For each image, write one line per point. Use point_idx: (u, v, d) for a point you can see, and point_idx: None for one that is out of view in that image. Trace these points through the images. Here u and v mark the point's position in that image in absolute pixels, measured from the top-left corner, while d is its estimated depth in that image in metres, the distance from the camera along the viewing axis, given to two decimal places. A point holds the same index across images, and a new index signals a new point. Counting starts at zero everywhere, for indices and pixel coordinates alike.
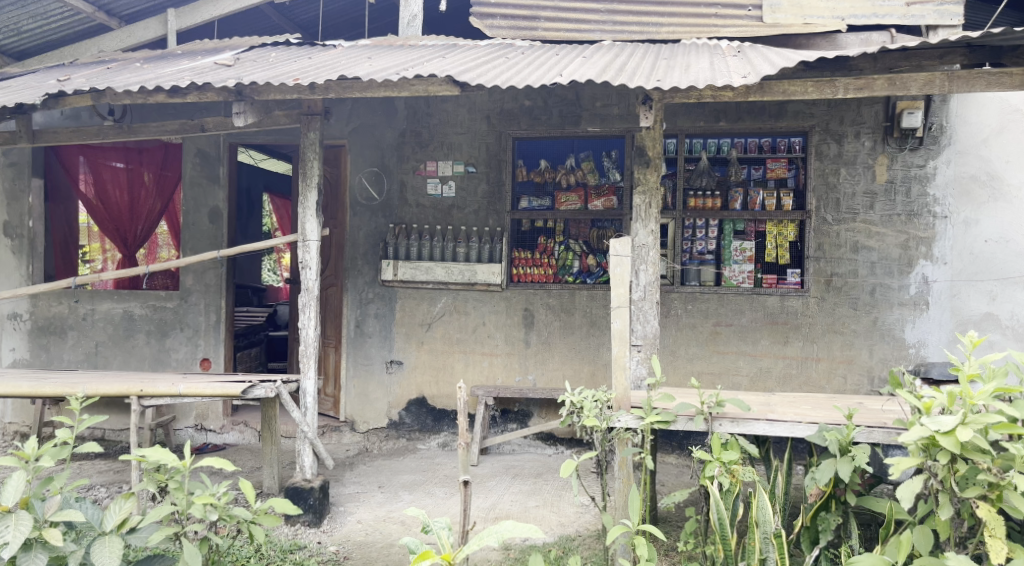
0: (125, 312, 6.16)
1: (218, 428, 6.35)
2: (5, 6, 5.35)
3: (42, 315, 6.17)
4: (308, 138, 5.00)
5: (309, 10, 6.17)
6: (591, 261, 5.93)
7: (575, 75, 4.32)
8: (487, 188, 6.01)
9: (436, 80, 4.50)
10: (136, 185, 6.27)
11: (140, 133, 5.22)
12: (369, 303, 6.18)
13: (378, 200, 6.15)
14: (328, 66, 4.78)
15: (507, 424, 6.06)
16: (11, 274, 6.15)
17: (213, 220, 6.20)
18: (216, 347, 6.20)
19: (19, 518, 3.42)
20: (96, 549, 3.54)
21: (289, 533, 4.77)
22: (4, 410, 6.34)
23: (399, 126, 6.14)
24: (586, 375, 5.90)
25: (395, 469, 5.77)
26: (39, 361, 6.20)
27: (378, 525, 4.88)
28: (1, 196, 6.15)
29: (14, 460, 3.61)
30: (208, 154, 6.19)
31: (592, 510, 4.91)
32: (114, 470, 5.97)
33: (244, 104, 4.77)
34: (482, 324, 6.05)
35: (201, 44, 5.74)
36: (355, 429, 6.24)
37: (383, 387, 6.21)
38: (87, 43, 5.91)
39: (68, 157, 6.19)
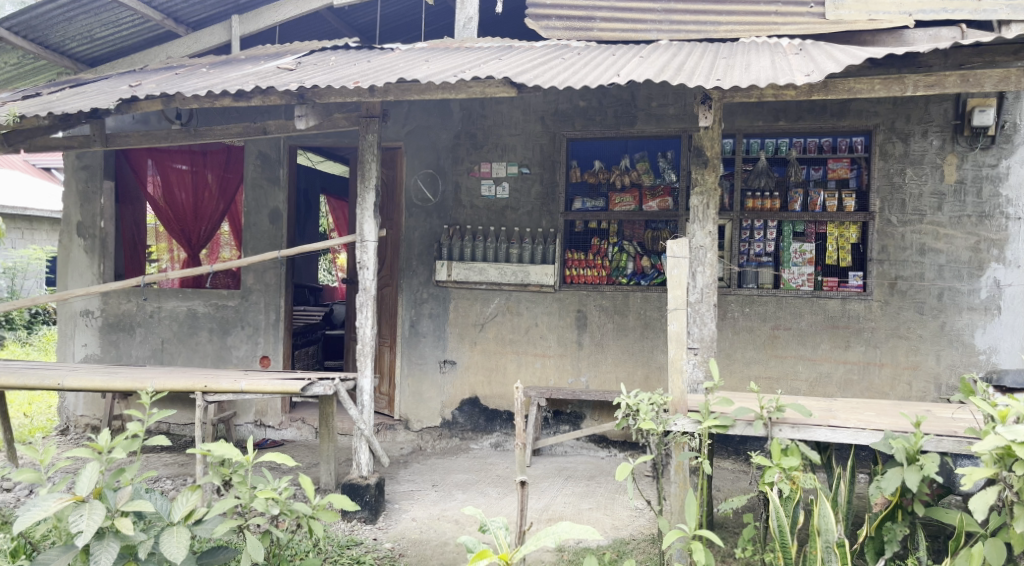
0: (189, 310, 6.35)
1: (277, 425, 6.49)
2: (78, 15, 5.56)
3: (112, 311, 6.42)
4: (367, 140, 5.08)
5: (367, 14, 6.28)
6: (645, 262, 5.88)
7: (632, 74, 4.30)
8: (541, 189, 6.01)
9: (493, 82, 4.53)
10: (200, 187, 6.48)
11: (206, 136, 5.37)
12: (423, 303, 6.24)
13: (433, 201, 6.21)
14: (386, 69, 4.86)
15: (560, 425, 6.05)
16: (84, 273, 6.41)
17: (273, 220, 6.29)
18: (275, 345, 6.31)
19: (93, 508, 3.56)
20: (164, 539, 3.66)
21: (346, 529, 4.85)
22: (76, 404, 6.59)
23: (454, 127, 6.19)
24: (640, 377, 5.86)
25: (448, 467, 5.82)
26: (109, 357, 6.45)
27: (432, 523, 4.92)
28: (75, 198, 6.40)
29: (88, 452, 3.76)
30: (269, 155, 6.29)
31: (647, 514, 4.87)
32: (179, 463, 6.16)
33: (306, 107, 4.87)
34: (535, 325, 6.05)
35: (263, 49, 5.88)
36: (409, 428, 6.31)
37: (437, 387, 6.26)
38: (155, 50, 6.15)
39: (137, 159, 6.44)
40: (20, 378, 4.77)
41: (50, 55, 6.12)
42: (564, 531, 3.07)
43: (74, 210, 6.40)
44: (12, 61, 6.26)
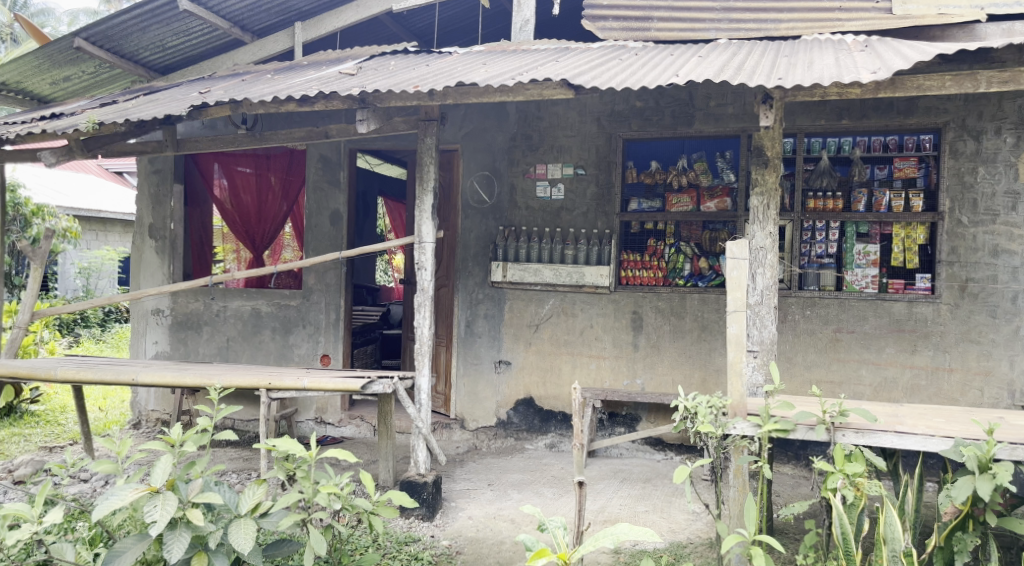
0: (253, 309, 6.55)
1: (337, 422, 6.63)
2: (152, 25, 5.79)
3: (181, 310, 6.66)
4: (425, 143, 5.16)
5: (425, 18, 6.37)
6: (703, 264, 5.81)
7: (691, 74, 4.27)
8: (597, 190, 6.00)
9: (551, 84, 4.54)
10: (264, 190, 6.67)
11: (270, 141, 5.50)
12: (479, 303, 6.30)
13: (488, 202, 6.26)
14: (445, 72, 4.91)
15: (615, 427, 6.03)
16: (155, 273, 6.66)
17: (334, 222, 6.43)
18: (335, 344, 6.45)
19: (166, 498, 3.71)
20: (232, 530, 3.79)
21: (404, 525, 4.93)
22: (147, 399, 6.85)
23: (510, 129, 6.23)
24: (697, 380, 5.79)
25: (504, 467, 5.86)
26: (178, 354, 6.69)
27: (488, 522, 4.97)
28: (148, 201, 6.67)
29: (162, 445, 3.92)
30: (330, 159, 6.43)
31: (705, 518, 4.82)
32: (243, 458, 6.36)
33: (367, 111, 4.95)
34: (590, 327, 6.05)
35: (325, 55, 6.02)
36: (465, 427, 6.37)
37: (492, 387, 6.31)
38: (222, 57, 6.37)
39: (205, 163, 6.69)
40: (97, 374, 4.98)
41: (125, 64, 6.39)
42: (623, 532, 3.08)
43: (147, 212, 6.67)
44: (90, 70, 6.56)
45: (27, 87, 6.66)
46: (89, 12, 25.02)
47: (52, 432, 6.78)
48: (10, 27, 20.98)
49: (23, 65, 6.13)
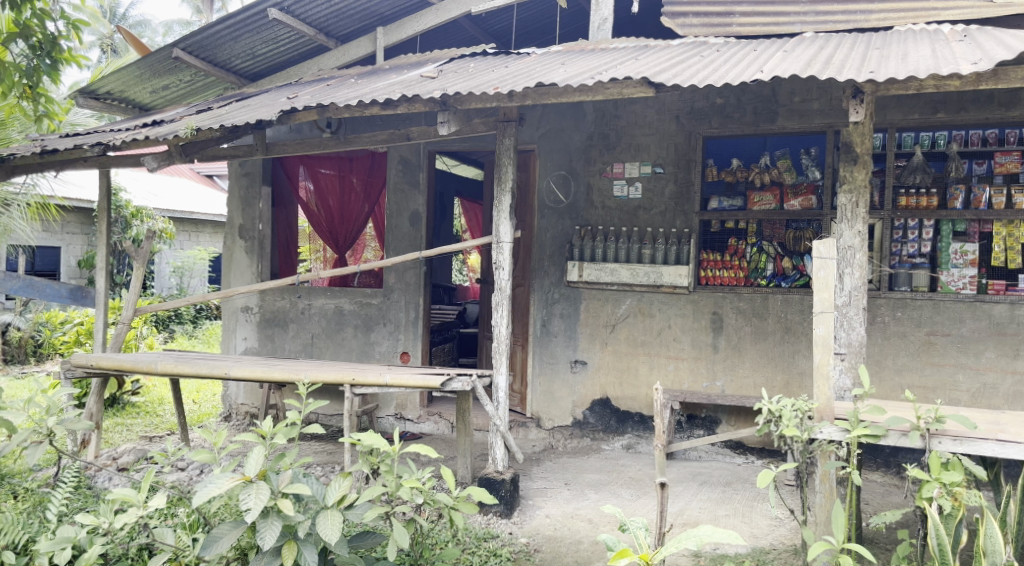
0: (336, 307, 6.75)
1: (416, 418, 6.76)
2: (243, 33, 6.05)
3: (268, 307, 6.92)
4: (504, 144, 5.20)
5: (503, 20, 6.44)
6: (786, 263, 5.67)
7: (777, 70, 4.18)
8: (675, 189, 5.93)
9: (631, 83, 4.50)
10: (347, 191, 6.87)
11: (353, 144, 5.64)
12: (555, 302, 6.31)
13: (565, 202, 6.25)
14: (525, 73, 4.96)
15: (694, 430, 5.95)
16: (245, 271, 6.94)
17: (413, 222, 6.57)
18: (414, 341, 6.58)
19: (260, 487, 3.88)
20: (320, 521, 3.92)
21: (483, 522, 4.99)
22: (237, 393, 7.13)
23: (587, 129, 6.21)
24: (780, 383, 5.66)
25: (581, 467, 5.85)
26: (266, 349, 6.96)
27: (566, 521, 4.97)
28: (238, 202, 6.95)
29: (255, 436, 4.09)
30: (410, 161, 6.56)
31: (788, 524, 4.71)
32: (327, 451, 6.57)
33: (448, 113, 5.03)
34: (668, 327, 5.98)
35: (405, 58, 6.15)
36: (541, 426, 6.40)
37: (568, 387, 6.31)
38: (308, 64, 6.59)
39: (291, 166, 6.93)
40: (193, 367, 5.23)
41: (218, 72, 6.68)
42: (707, 535, 3.04)
43: (237, 213, 6.95)
44: (186, 78, 6.89)
45: (128, 96, 7.05)
46: (182, 23, 26.25)
47: (152, 422, 7.15)
48: (111, 40, 22.24)
49: (126, 75, 6.49)
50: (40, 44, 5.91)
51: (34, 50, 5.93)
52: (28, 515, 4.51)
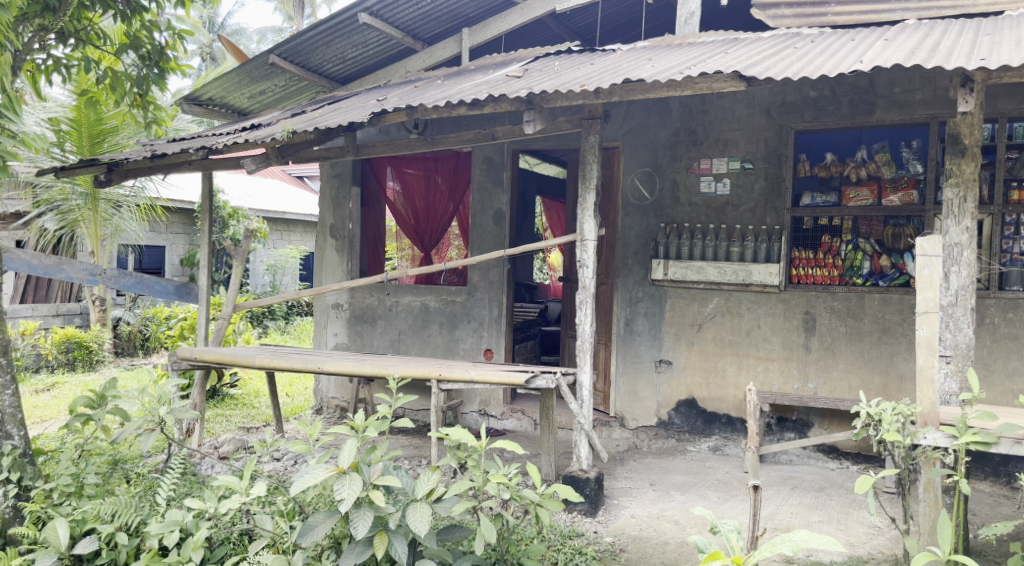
0: (423, 305, 6.89)
1: (499, 414, 6.83)
2: (336, 38, 6.25)
3: (358, 304, 7.12)
4: (589, 141, 5.17)
5: (588, 17, 6.42)
6: (884, 262, 5.45)
7: (878, 60, 4.02)
8: (765, 184, 5.77)
9: (721, 77, 4.37)
10: (433, 191, 7.01)
11: (440, 145, 5.72)
12: (639, 301, 6.24)
13: (650, 199, 6.15)
14: (611, 70, 4.93)
15: (784, 432, 5.78)
16: (336, 269, 7.17)
17: (497, 221, 6.62)
18: (498, 339, 6.64)
19: (353, 479, 3.99)
20: (410, 513, 3.98)
21: (568, 519, 4.99)
22: (328, 387, 7.36)
23: (673, 124, 6.10)
24: (877, 386, 5.45)
25: (666, 468, 5.76)
26: (355, 345, 7.16)
27: (652, 521, 4.92)
28: (329, 202, 7.18)
29: (349, 429, 4.22)
30: (494, 160, 6.63)
31: (887, 533, 4.51)
32: (414, 445, 6.72)
33: (533, 112, 5.00)
34: (757, 327, 5.83)
35: (490, 59, 6.21)
36: (625, 426, 6.34)
37: (653, 386, 6.23)
38: (396, 66, 6.76)
39: (379, 167, 7.12)
40: (289, 361, 5.43)
41: (311, 76, 6.92)
42: (803, 540, 2.91)
43: (329, 213, 7.19)
44: (281, 83, 7.16)
45: (229, 102, 7.39)
46: (275, 30, 27.34)
47: (249, 414, 7.48)
48: (211, 49, 23.42)
49: (227, 81, 6.81)
50: (149, 54, 6.32)
51: (143, 60, 6.34)
52: (141, 498, 4.78)
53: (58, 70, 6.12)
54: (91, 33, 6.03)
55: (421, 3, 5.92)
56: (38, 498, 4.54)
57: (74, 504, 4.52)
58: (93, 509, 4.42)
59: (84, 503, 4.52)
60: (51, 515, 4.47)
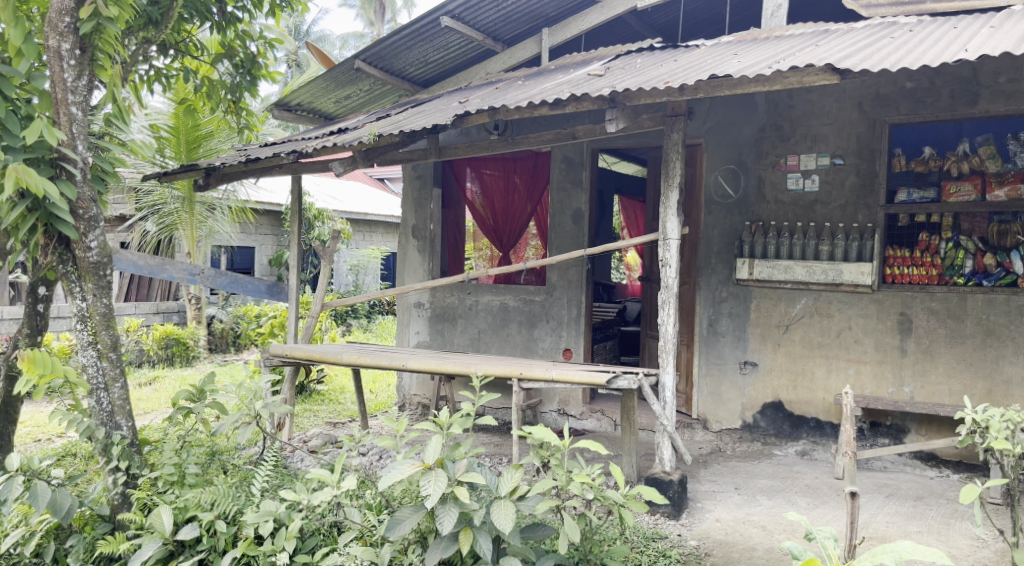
0: (502, 304, 6.94)
1: (579, 414, 6.82)
2: (419, 42, 6.38)
3: (439, 304, 7.25)
4: (672, 138, 5.10)
5: (670, 13, 6.34)
6: (988, 260, 5.18)
7: (985, 48, 3.81)
8: (857, 181, 5.57)
9: (813, 70, 4.23)
10: (512, 191, 7.06)
11: (521, 145, 5.74)
12: (723, 301, 6.10)
13: (734, 197, 6.01)
14: (696, 66, 4.84)
15: (877, 438, 5.56)
16: (418, 269, 7.34)
17: (576, 220, 6.60)
18: (577, 339, 6.61)
19: (438, 475, 4.06)
20: (494, 510, 4.02)
21: (651, 521, 4.94)
22: (410, 384, 7.51)
23: (759, 120, 5.94)
24: (981, 391, 5.20)
25: (751, 471, 5.62)
26: (436, 343, 7.30)
27: (737, 526, 4.82)
28: (411, 204, 7.36)
29: (434, 425, 4.28)
30: (573, 159, 6.61)
31: (993, 545, 4.28)
32: (495, 443, 6.79)
33: (616, 111, 4.96)
34: (848, 328, 5.63)
35: (570, 58, 6.18)
36: (708, 428, 6.22)
37: (737, 389, 6.10)
38: (476, 68, 6.83)
39: (459, 168, 7.24)
40: (374, 359, 5.56)
41: (394, 80, 7.07)
42: (906, 550, 2.83)
43: (410, 214, 7.37)
44: (366, 88, 7.35)
45: (316, 107, 7.64)
46: (356, 36, 28.14)
47: (335, 409, 7.71)
48: (296, 56, 24.30)
49: (314, 87, 7.05)
50: (242, 63, 6.62)
51: (237, 69, 6.64)
52: (238, 488, 4.99)
53: (159, 80, 6.47)
54: (189, 45, 6.35)
55: (502, 5, 5.97)
56: (144, 486, 4.78)
57: (177, 492, 4.75)
58: (194, 497, 4.60)
59: (186, 491, 4.75)
60: (156, 502, 4.71)
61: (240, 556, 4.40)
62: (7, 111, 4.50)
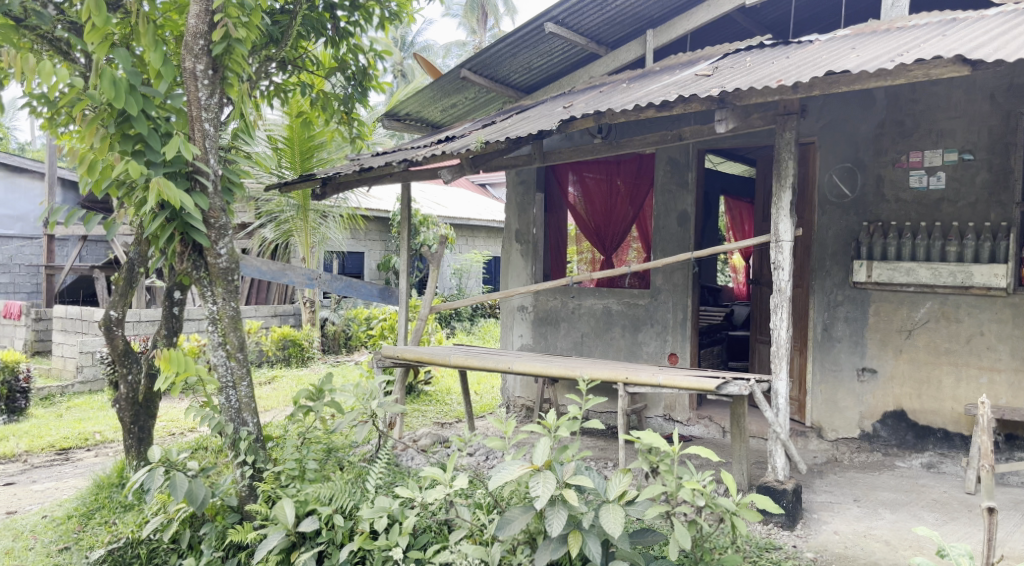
0: (605, 308, 6.93)
1: (685, 420, 6.72)
2: (523, 49, 6.48)
3: (542, 307, 7.34)
4: (784, 137, 4.96)
5: (780, 8, 6.17)
6: None
7: None
8: (989, 177, 5.25)
9: (940, 63, 3.99)
10: (614, 194, 7.02)
11: (627, 147, 5.71)
12: (838, 305, 5.86)
13: (850, 197, 5.77)
14: (810, 63, 4.68)
15: (1014, 452, 5.21)
16: (521, 273, 7.50)
17: (681, 223, 6.51)
18: (683, 343, 6.48)
19: (547, 476, 4.09)
20: (603, 513, 4.01)
21: (764, 531, 4.79)
22: (514, 387, 7.60)
23: (878, 116, 5.68)
24: None
25: (872, 483, 5.36)
26: (539, 346, 7.40)
27: (858, 540, 4.61)
28: (515, 209, 7.54)
29: (542, 428, 4.32)
30: (679, 161, 6.52)
31: None
32: (600, 447, 6.78)
33: (725, 111, 4.86)
34: (979, 334, 5.32)
35: (676, 59, 6.11)
36: (822, 437, 5.97)
37: (855, 396, 5.83)
38: (579, 72, 6.88)
39: (561, 173, 7.31)
40: (481, 361, 5.66)
41: (498, 88, 7.21)
42: None
43: (513, 219, 7.55)
44: (471, 96, 7.52)
45: (424, 117, 7.88)
46: (459, 45, 28.88)
47: (443, 410, 7.91)
48: (401, 67, 25.15)
49: (421, 97, 7.29)
50: (354, 76, 6.91)
51: (348, 81, 6.93)
52: (353, 484, 5.17)
53: (278, 95, 6.83)
54: (305, 60, 6.67)
55: (607, 8, 5.97)
56: (269, 479, 5.04)
57: (298, 486, 4.98)
58: (313, 492, 4.84)
59: (306, 486, 4.97)
60: (279, 495, 4.96)
61: (356, 549, 4.58)
62: (149, 129, 4.88)
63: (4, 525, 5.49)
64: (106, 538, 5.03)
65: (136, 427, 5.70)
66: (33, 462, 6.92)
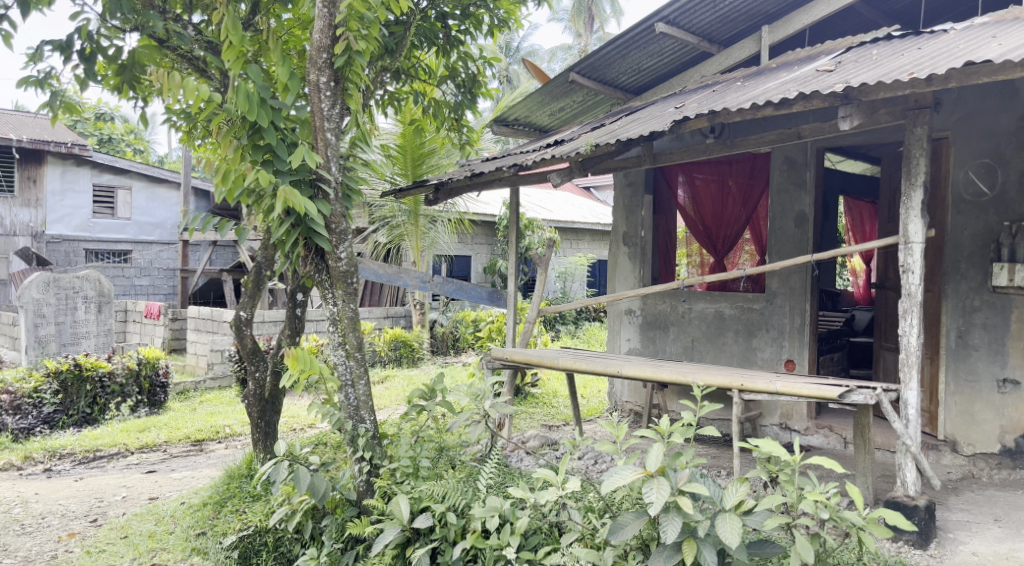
0: (717, 312, 6.77)
1: (803, 430, 6.46)
2: (632, 50, 6.43)
3: (650, 311, 7.27)
4: (914, 133, 4.67)
5: None
6: None
7: None
8: None
9: None
10: (725, 195, 6.85)
11: (741, 147, 5.55)
12: (975, 311, 5.48)
13: (989, 195, 5.41)
14: (946, 53, 4.40)
15: None
16: (629, 276, 7.47)
17: (799, 224, 6.26)
18: (801, 350, 6.23)
19: (661, 482, 3.98)
20: (719, 523, 3.88)
21: (893, 549, 4.53)
22: (622, 392, 7.55)
23: (1020, 107, 5.27)
24: None
25: (1014, 503, 4.97)
26: (647, 350, 7.32)
27: (999, 563, 4.29)
28: (622, 211, 7.52)
29: (655, 433, 4.22)
30: (796, 160, 6.29)
31: None
32: (711, 454, 6.62)
33: (850, 107, 4.63)
34: None
35: (794, 54, 5.89)
36: (958, 451, 5.58)
37: (994, 409, 5.44)
38: (690, 72, 6.76)
39: (670, 175, 7.20)
40: (590, 364, 5.63)
41: (607, 90, 7.19)
42: None
43: (621, 221, 7.54)
44: (579, 99, 7.52)
45: (532, 121, 7.95)
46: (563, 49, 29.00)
47: (550, 412, 7.96)
48: (506, 74, 25.49)
49: (530, 101, 7.36)
50: (464, 83, 7.05)
51: (459, 88, 7.09)
52: (465, 482, 5.21)
53: (393, 103, 7.07)
54: (418, 69, 6.91)
55: (720, 5, 5.83)
56: (385, 476, 5.17)
57: (412, 483, 5.07)
58: (427, 489, 4.93)
59: (420, 483, 5.07)
60: (394, 491, 5.06)
61: (469, 547, 4.65)
62: (277, 139, 5.17)
63: (148, 509, 5.94)
64: (237, 526, 5.34)
65: (263, 422, 6.03)
66: (172, 452, 7.45)
